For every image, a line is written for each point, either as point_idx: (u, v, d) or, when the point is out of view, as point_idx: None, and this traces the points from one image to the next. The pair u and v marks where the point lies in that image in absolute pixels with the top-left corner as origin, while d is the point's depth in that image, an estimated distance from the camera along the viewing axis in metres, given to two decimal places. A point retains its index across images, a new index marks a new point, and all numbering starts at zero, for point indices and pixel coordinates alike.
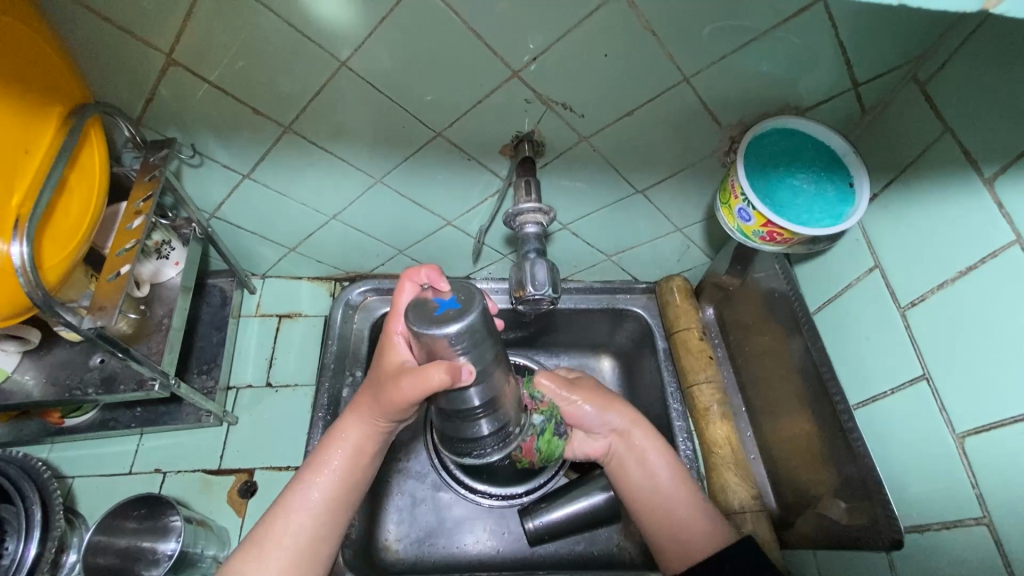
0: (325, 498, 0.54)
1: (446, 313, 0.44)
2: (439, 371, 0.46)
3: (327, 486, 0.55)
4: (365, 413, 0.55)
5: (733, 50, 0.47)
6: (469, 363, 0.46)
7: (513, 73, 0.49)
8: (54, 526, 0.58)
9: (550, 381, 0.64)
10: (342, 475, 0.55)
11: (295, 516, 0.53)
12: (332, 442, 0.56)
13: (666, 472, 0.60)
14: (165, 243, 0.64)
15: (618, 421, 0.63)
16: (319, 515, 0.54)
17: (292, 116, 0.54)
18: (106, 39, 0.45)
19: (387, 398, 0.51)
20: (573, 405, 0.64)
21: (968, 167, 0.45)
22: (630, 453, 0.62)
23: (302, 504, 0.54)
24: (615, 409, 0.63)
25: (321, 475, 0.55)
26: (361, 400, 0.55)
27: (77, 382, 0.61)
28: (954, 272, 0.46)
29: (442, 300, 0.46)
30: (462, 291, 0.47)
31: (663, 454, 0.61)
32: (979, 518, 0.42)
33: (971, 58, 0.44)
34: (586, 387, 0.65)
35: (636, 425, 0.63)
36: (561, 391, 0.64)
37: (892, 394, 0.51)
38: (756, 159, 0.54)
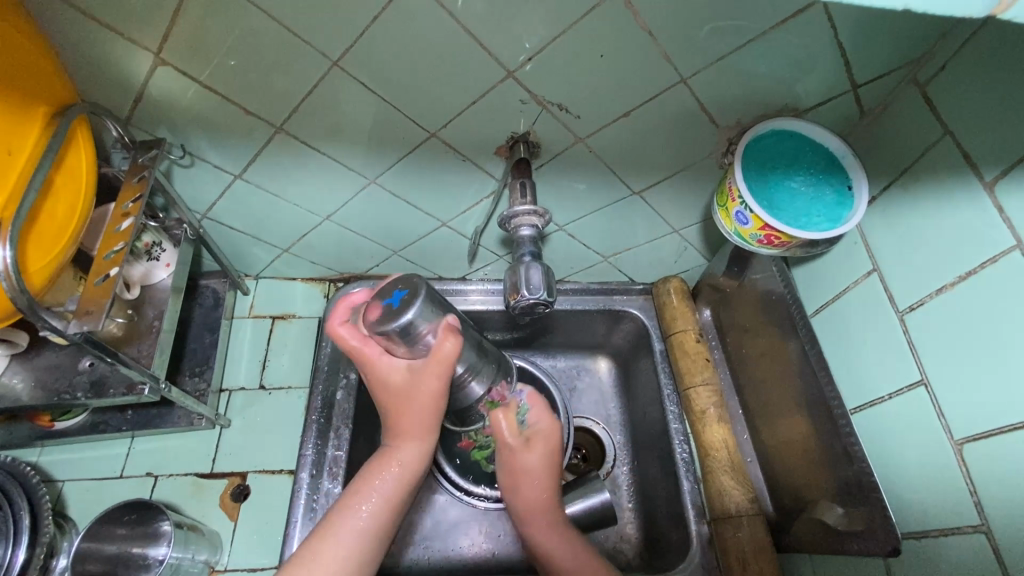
0: (375, 520, 0.53)
1: (399, 305, 0.49)
2: (444, 342, 0.51)
3: (376, 509, 0.53)
4: (415, 434, 0.56)
5: (731, 51, 0.46)
6: (455, 316, 0.52)
7: (508, 73, 0.48)
8: (42, 531, 0.57)
9: (507, 426, 0.63)
10: (392, 498, 0.54)
11: (344, 540, 0.51)
12: (380, 465, 0.56)
13: (562, 559, 0.59)
14: (155, 245, 0.62)
15: (531, 500, 0.62)
16: (370, 537, 0.52)
17: (283, 117, 0.53)
18: (93, 38, 0.44)
19: (421, 400, 0.54)
20: (512, 465, 0.63)
21: (968, 170, 0.44)
22: (528, 534, 0.62)
23: (353, 527, 0.52)
24: (534, 488, 0.62)
25: (371, 498, 0.54)
26: (402, 422, 0.56)
27: (67, 385, 0.60)
28: (954, 275, 0.45)
29: (388, 299, 0.50)
30: (402, 284, 0.50)
31: (562, 546, 0.60)
32: (977, 526, 0.42)
33: (971, 59, 0.44)
34: (532, 448, 0.63)
35: (541, 511, 0.62)
36: (506, 445, 0.63)
37: (890, 399, 0.50)
38: (753, 161, 0.53)
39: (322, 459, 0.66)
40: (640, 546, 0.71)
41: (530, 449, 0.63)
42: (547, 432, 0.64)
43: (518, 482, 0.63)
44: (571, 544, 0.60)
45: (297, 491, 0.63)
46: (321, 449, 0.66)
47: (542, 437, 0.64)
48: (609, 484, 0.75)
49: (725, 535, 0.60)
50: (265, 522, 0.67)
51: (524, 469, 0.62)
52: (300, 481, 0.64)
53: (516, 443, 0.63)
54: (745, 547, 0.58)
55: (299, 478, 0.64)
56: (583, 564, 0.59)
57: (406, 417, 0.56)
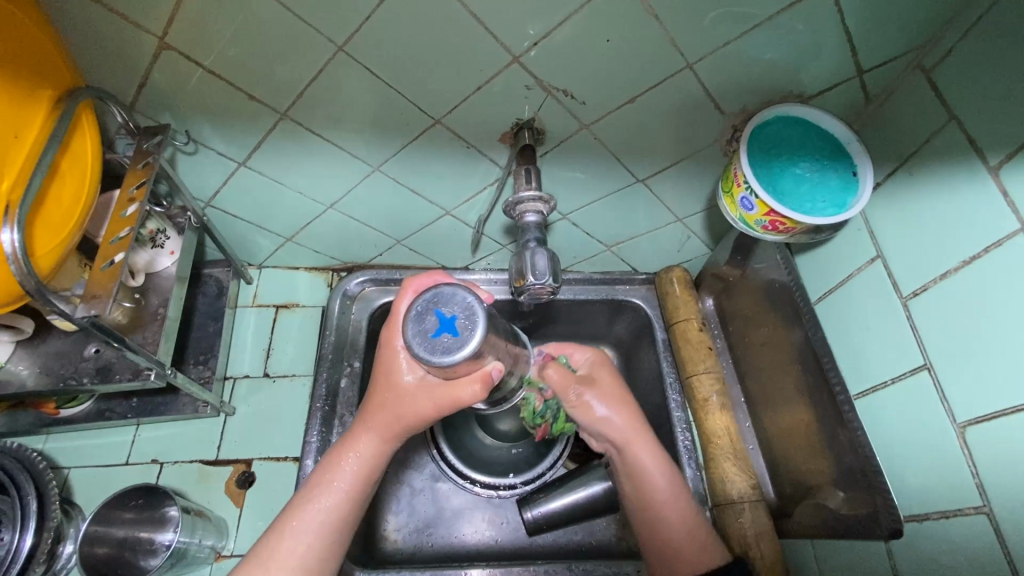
0: (332, 517, 0.52)
1: (443, 341, 0.42)
2: (470, 385, 0.46)
3: (337, 504, 0.52)
4: (380, 430, 0.52)
5: (737, 36, 0.46)
6: (497, 366, 0.46)
7: (513, 59, 0.48)
8: (50, 516, 0.57)
9: (559, 373, 0.61)
10: (351, 494, 0.52)
11: (299, 536, 0.51)
12: (340, 458, 0.53)
13: (660, 485, 0.58)
14: (160, 232, 0.63)
15: (620, 430, 0.60)
16: (326, 534, 0.51)
17: (288, 103, 0.53)
18: (98, 23, 0.44)
19: (402, 407, 0.51)
20: (587, 403, 0.61)
21: (972, 156, 0.44)
22: (629, 467, 0.59)
23: (307, 525, 0.51)
24: (615, 424, 0.60)
25: (329, 493, 0.52)
26: (373, 415, 0.52)
27: (72, 371, 0.60)
28: (958, 260, 0.45)
29: (441, 316, 0.42)
30: (459, 305, 0.43)
31: (662, 471, 0.58)
32: (978, 507, 0.42)
33: (979, 44, 0.44)
34: (598, 385, 0.62)
35: (638, 440, 0.59)
36: (570, 388, 0.61)
37: (892, 384, 0.51)
38: (759, 147, 0.53)
39: (327, 447, 0.66)
40: None
41: (588, 389, 0.61)
42: (603, 368, 0.64)
43: (603, 416, 0.60)
44: (669, 474, 0.59)
45: (302, 477, 0.64)
46: (326, 437, 0.67)
47: (600, 378, 0.63)
48: None
49: (727, 520, 0.61)
50: (270, 508, 0.67)
51: (595, 404, 0.61)
52: (305, 468, 0.64)
53: (576, 391, 0.61)
54: (747, 532, 0.59)
55: (304, 464, 0.65)
56: (677, 493, 0.58)
57: (374, 411, 0.52)
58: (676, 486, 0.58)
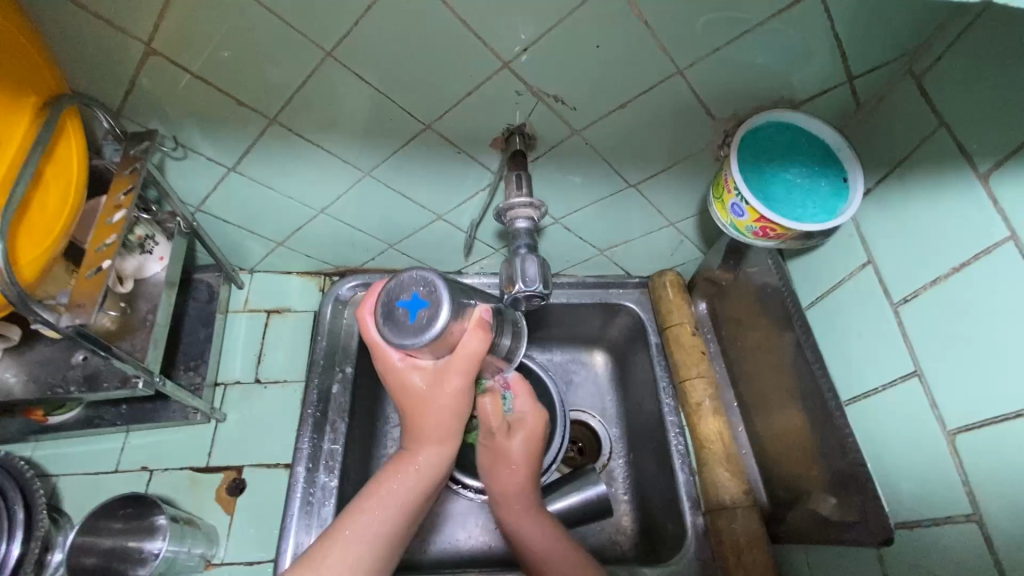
0: (388, 528, 0.53)
1: (422, 316, 0.47)
2: (472, 336, 0.51)
3: (389, 514, 0.53)
4: (435, 438, 0.55)
5: (728, 42, 0.46)
6: (485, 310, 0.52)
7: (504, 64, 0.48)
8: (37, 526, 0.57)
9: (492, 405, 0.64)
10: (406, 505, 0.54)
11: (354, 547, 0.51)
12: (398, 470, 0.55)
13: (539, 546, 0.59)
14: (149, 238, 0.62)
15: (513, 486, 0.63)
16: (381, 544, 0.52)
17: (278, 109, 0.52)
18: (83, 28, 0.43)
19: (443, 406, 0.54)
20: (500, 452, 0.64)
21: (962, 162, 0.44)
22: (513, 524, 0.62)
23: (361, 534, 0.51)
24: (512, 475, 0.63)
25: (383, 502, 0.53)
26: (423, 426, 0.55)
27: (60, 379, 0.60)
28: (948, 267, 0.45)
29: (407, 303, 0.47)
30: (419, 283, 0.47)
31: (541, 529, 0.60)
32: (969, 515, 0.42)
33: (969, 51, 0.44)
34: (516, 436, 0.65)
35: (519, 502, 0.62)
36: (493, 424, 0.64)
37: (883, 390, 0.51)
38: (749, 152, 0.53)
39: (318, 453, 0.66)
40: (636, 538, 0.71)
41: (513, 435, 0.64)
42: (535, 421, 0.66)
43: (501, 469, 0.63)
44: (547, 532, 0.60)
45: (293, 484, 0.63)
46: (318, 444, 0.66)
47: (525, 425, 0.66)
48: (606, 477, 0.75)
49: (719, 526, 0.61)
50: (261, 515, 0.67)
51: (512, 454, 0.64)
52: (296, 474, 0.64)
53: (500, 432, 0.64)
54: (739, 538, 0.59)
55: (295, 471, 0.64)
56: (563, 557, 0.58)
57: (424, 423, 0.55)
58: (565, 549, 0.59)
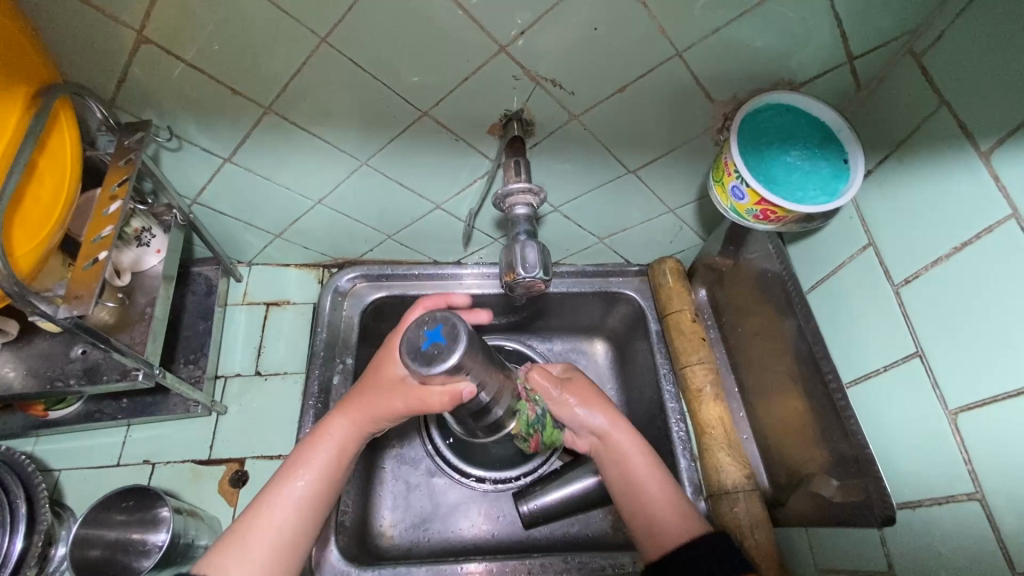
0: (307, 497, 0.53)
1: (434, 349, 0.48)
2: (440, 395, 0.52)
3: (309, 485, 0.53)
4: (352, 412, 0.56)
5: (727, 22, 0.46)
6: (467, 387, 0.52)
7: (500, 48, 0.47)
8: (40, 519, 0.57)
9: (543, 376, 0.65)
10: (322, 481, 0.54)
11: (275, 510, 0.52)
12: (316, 440, 0.56)
13: (636, 465, 0.59)
14: (145, 230, 0.62)
15: (599, 421, 0.62)
16: (302, 514, 0.52)
17: (273, 98, 0.52)
18: (74, 16, 0.43)
19: (383, 394, 0.55)
20: (569, 401, 0.64)
21: (963, 141, 0.44)
22: (613, 455, 0.60)
23: (283, 500, 0.52)
24: (596, 415, 0.62)
25: (304, 475, 0.54)
26: (353, 398, 0.57)
27: (60, 373, 0.60)
28: (950, 247, 0.45)
29: (429, 332, 0.49)
30: (445, 318, 0.49)
31: (642, 458, 0.59)
32: (971, 493, 0.43)
33: (970, 29, 0.43)
34: (579, 386, 0.65)
35: (620, 428, 0.61)
36: (551, 390, 0.65)
37: (885, 371, 0.51)
38: (749, 135, 0.53)
39: None
40: None
41: (570, 390, 0.64)
42: (576, 372, 0.67)
43: (580, 411, 0.63)
44: (647, 456, 0.59)
45: None
46: None
47: (582, 381, 0.66)
48: None
49: (722, 510, 0.61)
50: None
51: (582, 400, 0.63)
52: None
53: (558, 392, 0.64)
54: (742, 522, 0.59)
55: None
56: (653, 475, 0.58)
57: (356, 394, 0.57)
58: (653, 470, 0.58)
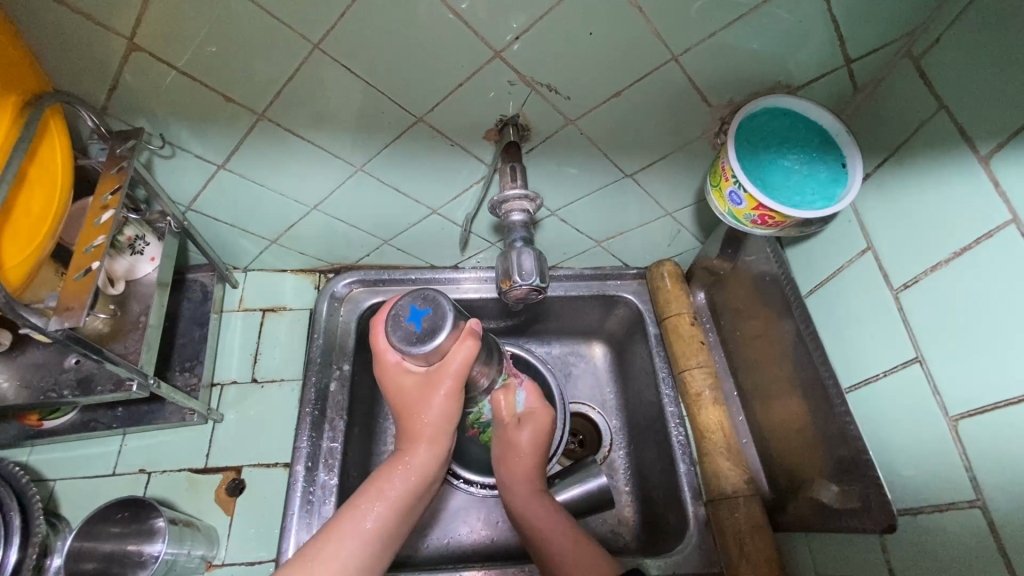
0: (382, 525, 0.51)
1: (427, 322, 0.51)
2: (461, 347, 0.53)
3: (385, 510, 0.52)
4: (424, 437, 0.55)
5: (723, 26, 0.45)
6: (475, 320, 0.54)
7: (495, 54, 0.47)
8: (35, 531, 0.56)
9: (506, 402, 0.68)
10: (397, 501, 0.53)
11: (350, 541, 0.50)
12: (390, 469, 0.55)
13: (539, 522, 0.60)
14: (138, 239, 0.61)
15: (521, 469, 0.65)
16: (373, 542, 0.50)
17: (267, 105, 0.52)
18: (63, 24, 0.42)
19: (433, 409, 0.54)
20: (508, 441, 0.66)
21: (962, 145, 0.44)
22: (516, 503, 0.63)
23: (357, 530, 0.50)
24: (520, 463, 0.65)
25: (380, 500, 0.52)
26: (412, 424, 0.55)
27: (53, 383, 0.59)
28: (950, 252, 0.45)
29: (410, 317, 0.51)
30: (415, 297, 0.52)
31: (548, 516, 0.60)
32: (972, 501, 0.42)
33: (968, 32, 0.43)
34: (527, 426, 0.67)
35: (529, 485, 0.64)
36: (506, 420, 0.67)
37: (884, 376, 0.50)
38: (746, 139, 0.52)
39: (318, 452, 0.65)
40: (638, 529, 0.71)
41: (524, 426, 0.67)
42: (541, 413, 0.68)
43: (511, 455, 0.66)
44: (552, 516, 0.61)
45: (292, 483, 0.63)
46: (316, 442, 0.66)
47: (534, 418, 0.68)
48: (607, 468, 0.76)
49: (722, 516, 0.61)
50: (261, 515, 0.67)
51: (523, 443, 0.66)
52: (296, 474, 0.63)
53: (513, 421, 0.67)
54: (742, 528, 0.59)
55: (294, 471, 0.64)
56: (558, 535, 0.59)
57: (414, 418, 0.55)
58: (562, 528, 0.59)
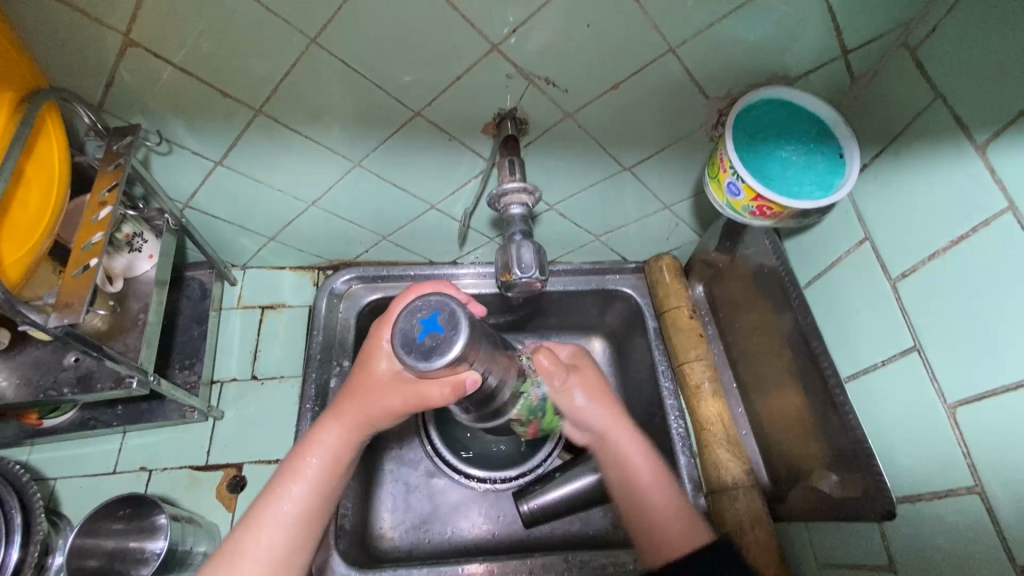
0: (299, 512, 0.51)
1: (431, 341, 0.44)
2: (440, 388, 0.47)
3: (301, 495, 0.52)
4: (347, 420, 0.54)
5: (720, 18, 0.45)
6: (472, 375, 0.47)
7: (492, 47, 0.47)
8: (36, 529, 0.56)
9: (550, 360, 0.63)
10: (319, 485, 0.52)
11: (264, 528, 0.50)
12: (307, 448, 0.54)
13: (637, 467, 0.61)
14: (137, 236, 0.61)
15: (601, 418, 0.64)
16: (290, 530, 0.51)
17: (264, 100, 0.51)
18: (59, 21, 0.42)
19: (377, 397, 0.53)
20: (568, 392, 0.64)
21: (959, 134, 0.44)
22: (613, 453, 0.63)
23: (274, 516, 0.51)
24: (591, 412, 0.64)
25: (299, 481, 0.52)
26: (345, 405, 0.54)
27: (52, 382, 0.59)
28: (946, 240, 0.45)
29: (424, 322, 0.45)
30: (444, 306, 0.45)
31: (646, 458, 0.61)
32: (971, 487, 0.42)
33: (965, 22, 0.43)
34: (580, 372, 0.66)
35: (615, 427, 0.63)
36: (557, 375, 0.63)
37: (882, 366, 0.51)
38: (744, 131, 0.52)
39: None
40: None
41: (575, 377, 0.65)
42: (582, 360, 0.68)
43: (578, 405, 0.64)
44: (645, 455, 0.62)
45: None
46: None
47: (581, 371, 0.66)
48: None
49: (722, 506, 0.61)
50: None
51: (580, 392, 0.64)
52: None
53: (561, 375, 0.64)
54: (742, 518, 0.59)
55: None
56: (654, 480, 0.60)
57: (348, 400, 0.54)
58: (655, 472, 0.61)
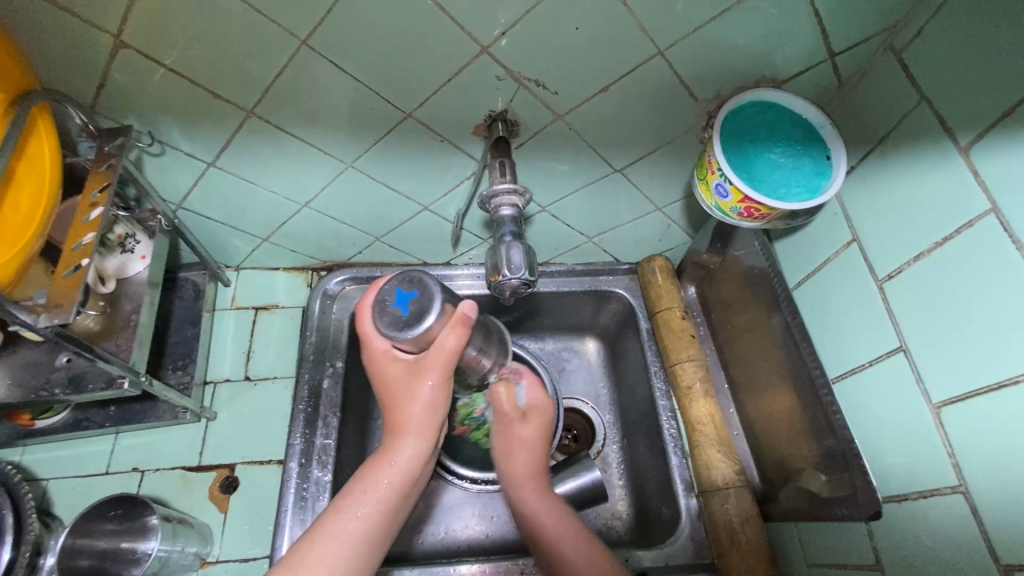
0: (368, 528, 0.50)
1: (414, 307, 0.48)
2: (450, 335, 0.50)
3: (371, 510, 0.50)
4: (414, 431, 0.53)
5: (708, 21, 0.46)
6: (467, 306, 0.51)
7: (482, 49, 0.47)
8: (27, 529, 0.56)
9: (507, 395, 0.66)
10: (386, 501, 0.51)
11: (332, 544, 0.48)
12: (376, 465, 0.53)
13: (547, 522, 0.59)
14: (129, 236, 0.61)
15: (522, 467, 0.63)
16: (360, 546, 0.49)
17: (256, 102, 0.52)
18: (50, 23, 0.42)
19: (430, 402, 0.53)
20: (508, 434, 0.65)
21: (943, 137, 0.44)
22: (519, 503, 0.62)
23: (340, 531, 0.49)
24: (519, 459, 0.64)
25: (365, 499, 0.51)
26: (405, 418, 0.53)
27: (45, 382, 0.59)
28: (932, 241, 0.45)
29: (397, 302, 0.49)
30: (403, 280, 0.49)
31: (553, 513, 0.60)
32: (955, 487, 0.43)
33: (948, 25, 0.44)
34: (529, 420, 0.66)
35: (529, 480, 0.63)
36: (507, 413, 0.65)
37: (870, 366, 0.51)
38: (732, 133, 0.53)
39: (311, 448, 0.65)
40: (631, 522, 0.72)
41: (528, 419, 0.66)
42: (542, 413, 0.67)
43: (512, 449, 0.64)
44: (558, 510, 0.60)
45: (285, 479, 0.63)
46: (310, 438, 0.66)
47: (540, 411, 0.67)
48: (601, 462, 0.76)
49: (713, 507, 0.61)
50: (255, 512, 0.67)
51: (523, 438, 0.65)
52: (289, 470, 0.64)
53: (511, 413, 0.65)
54: (733, 518, 0.59)
55: (288, 467, 0.64)
56: (568, 537, 0.58)
57: (407, 412, 0.54)
58: (570, 530, 0.59)
